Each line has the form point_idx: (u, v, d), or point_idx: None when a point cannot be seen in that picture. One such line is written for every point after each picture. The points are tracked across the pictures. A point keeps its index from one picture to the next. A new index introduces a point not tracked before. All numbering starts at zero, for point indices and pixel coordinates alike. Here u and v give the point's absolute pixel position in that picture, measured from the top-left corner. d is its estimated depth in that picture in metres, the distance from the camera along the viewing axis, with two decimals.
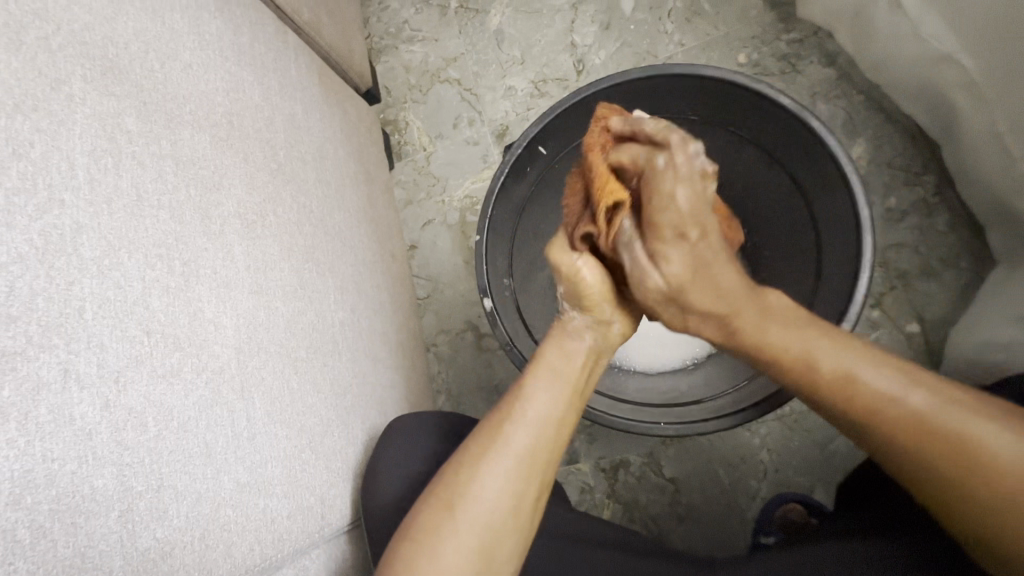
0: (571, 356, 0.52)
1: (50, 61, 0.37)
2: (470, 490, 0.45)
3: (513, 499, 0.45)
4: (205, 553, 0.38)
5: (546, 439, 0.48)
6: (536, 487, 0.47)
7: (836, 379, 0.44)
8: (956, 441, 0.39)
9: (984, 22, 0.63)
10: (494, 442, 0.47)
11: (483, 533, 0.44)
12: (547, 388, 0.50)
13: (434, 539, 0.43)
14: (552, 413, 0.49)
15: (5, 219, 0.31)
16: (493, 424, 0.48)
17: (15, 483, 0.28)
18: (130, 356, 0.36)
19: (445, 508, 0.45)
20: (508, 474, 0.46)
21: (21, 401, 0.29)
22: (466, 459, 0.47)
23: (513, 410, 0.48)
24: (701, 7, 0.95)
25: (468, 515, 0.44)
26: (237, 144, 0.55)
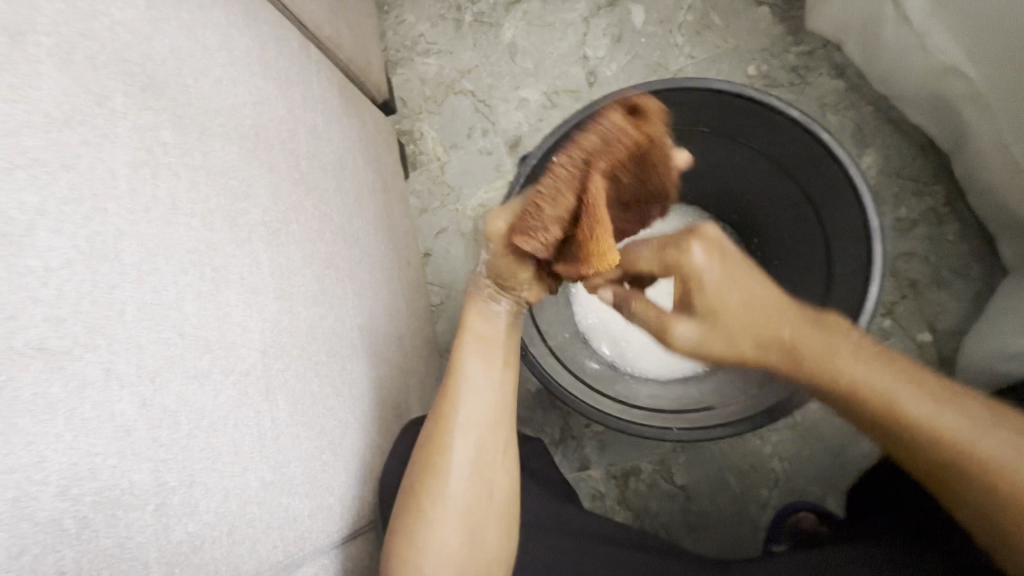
0: (494, 323, 0.57)
1: (95, 78, 0.39)
2: (431, 477, 0.51)
3: (473, 470, 0.52)
4: (232, 548, 0.39)
5: (492, 413, 0.54)
6: (490, 449, 0.53)
7: (883, 399, 0.49)
8: (959, 444, 0.47)
9: (990, 36, 0.64)
10: (441, 427, 0.53)
11: (460, 504, 0.51)
12: (482, 369, 0.55)
13: (417, 525, 0.50)
14: (493, 389, 0.54)
15: (55, 227, 0.33)
16: (437, 412, 0.54)
17: (62, 475, 0.30)
18: (166, 357, 0.38)
19: (417, 495, 0.51)
20: (462, 452, 0.52)
21: (67, 398, 0.31)
22: (425, 447, 0.53)
23: (455, 395, 0.54)
24: (711, 20, 0.96)
25: (437, 495, 0.51)
26: (263, 155, 0.57)
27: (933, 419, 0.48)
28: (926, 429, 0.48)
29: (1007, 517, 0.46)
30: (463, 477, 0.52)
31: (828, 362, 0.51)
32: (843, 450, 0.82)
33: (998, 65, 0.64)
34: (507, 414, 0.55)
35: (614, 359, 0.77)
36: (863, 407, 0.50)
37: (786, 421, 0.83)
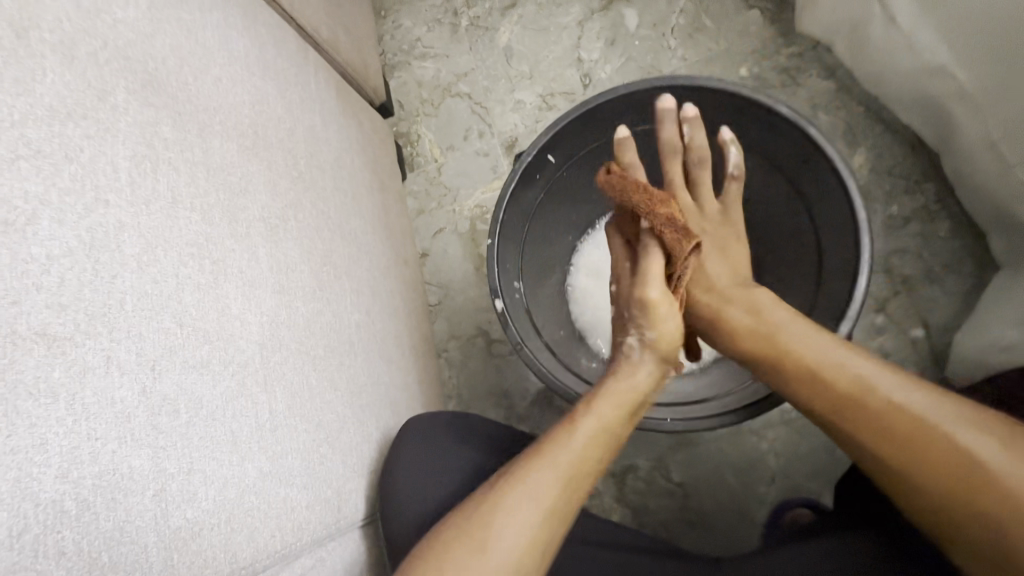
0: (608, 395, 0.55)
1: (98, 74, 0.40)
2: (486, 534, 0.46)
3: (530, 545, 0.46)
4: (230, 536, 0.40)
5: (573, 486, 0.49)
6: (558, 530, 0.48)
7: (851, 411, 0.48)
8: (894, 407, 0.46)
9: (975, 34, 0.65)
10: (515, 485, 0.48)
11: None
12: (579, 434, 0.51)
13: (454, 574, 0.44)
14: (577, 456, 0.50)
15: (57, 216, 0.34)
16: (520, 467, 0.50)
17: (63, 457, 0.30)
18: (165, 346, 0.39)
19: (462, 557, 0.45)
20: (529, 522, 0.47)
21: (68, 382, 0.32)
22: (489, 502, 0.48)
23: (545, 452, 0.50)
24: (704, 23, 0.98)
25: (483, 560, 0.44)
26: (262, 153, 0.58)
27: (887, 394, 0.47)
28: (869, 394, 0.48)
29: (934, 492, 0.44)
30: (518, 545, 0.45)
31: (786, 342, 0.54)
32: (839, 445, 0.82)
33: (984, 62, 0.65)
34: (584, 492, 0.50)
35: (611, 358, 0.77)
36: (815, 385, 0.51)
37: (782, 417, 0.84)
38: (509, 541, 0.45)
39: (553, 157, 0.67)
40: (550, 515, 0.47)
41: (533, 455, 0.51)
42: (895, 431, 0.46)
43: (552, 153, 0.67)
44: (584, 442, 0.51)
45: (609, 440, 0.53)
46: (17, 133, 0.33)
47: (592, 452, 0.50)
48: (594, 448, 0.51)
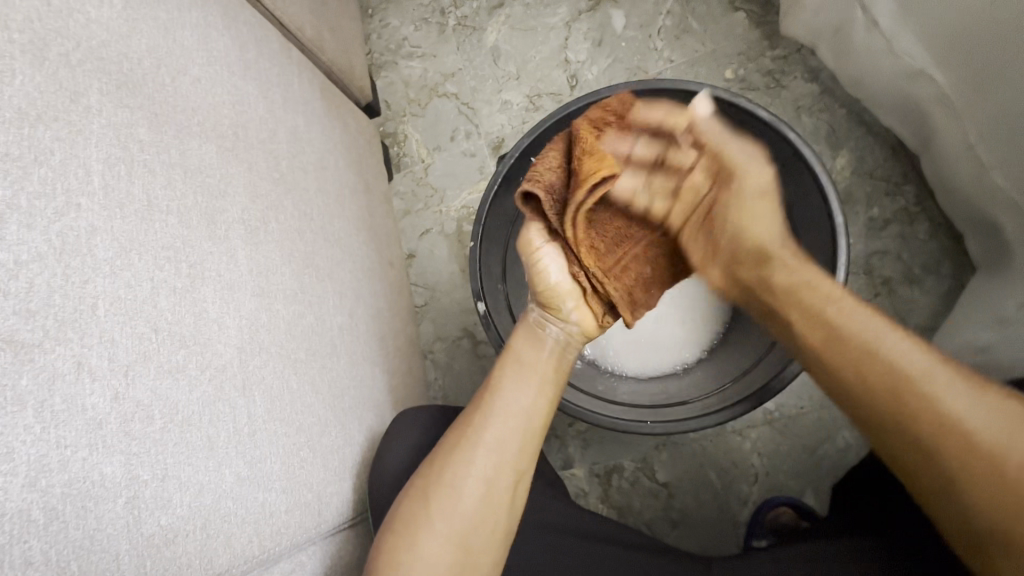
0: (538, 345, 0.56)
1: (70, 75, 0.40)
2: (443, 478, 0.51)
3: (487, 488, 0.51)
4: (206, 542, 0.39)
5: (521, 434, 0.53)
6: (507, 478, 0.52)
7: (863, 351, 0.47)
8: (924, 399, 0.44)
9: (948, 37, 0.66)
10: (464, 438, 0.52)
11: (457, 521, 0.49)
12: (518, 383, 0.54)
13: (412, 525, 0.49)
14: (522, 405, 0.54)
15: (26, 220, 0.34)
16: (466, 420, 0.54)
17: (30, 465, 0.30)
18: (139, 351, 0.38)
19: (429, 497, 0.50)
20: (480, 464, 0.51)
21: (37, 390, 0.31)
22: (445, 452, 0.52)
23: (485, 404, 0.54)
24: (689, 25, 0.99)
25: (443, 502, 0.50)
26: (243, 154, 0.57)
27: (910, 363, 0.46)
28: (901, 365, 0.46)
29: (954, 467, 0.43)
30: (477, 484, 0.51)
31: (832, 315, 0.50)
32: (820, 445, 0.83)
33: (960, 65, 0.66)
34: (534, 435, 0.54)
35: (595, 358, 0.77)
36: (838, 333, 0.49)
37: (765, 417, 0.85)
38: (462, 484, 0.50)
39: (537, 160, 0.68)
40: (496, 465, 0.51)
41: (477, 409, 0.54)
42: (918, 407, 0.44)
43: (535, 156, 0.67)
44: (523, 391, 0.54)
45: (550, 381, 0.56)
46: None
47: (529, 400, 0.53)
48: (533, 395, 0.54)
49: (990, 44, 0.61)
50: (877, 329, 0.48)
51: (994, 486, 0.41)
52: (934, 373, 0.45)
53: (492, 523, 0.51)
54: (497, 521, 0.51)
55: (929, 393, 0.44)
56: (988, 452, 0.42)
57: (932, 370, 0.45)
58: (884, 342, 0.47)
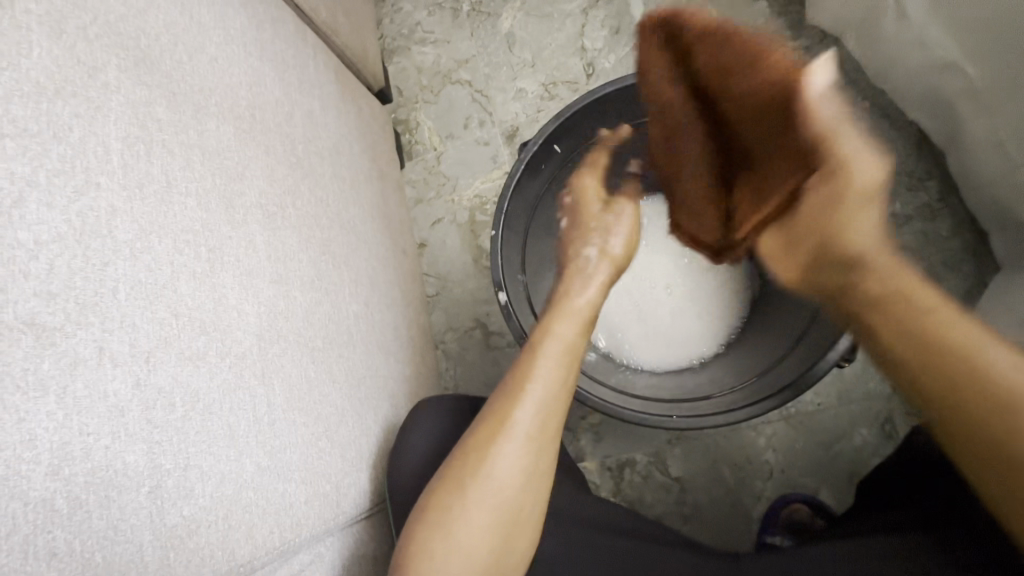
0: (570, 324, 0.55)
1: (87, 50, 0.38)
2: (479, 470, 0.48)
3: (526, 471, 0.48)
4: (228, 533, 0.38)
5: (556, 412, 0.51)
6: (544, 461, 0.49)
7: (889, 291, 0.51)
8: (946, 340, 0.47)
9: (983, 30, 0.65)
10: (497, 423, 0.49)
11: (496, 507, 0.47)
12: (550, 363, 0.52)
13: (448, 516, 0.46)
14: (555, 385, 0.51)
15: (46, 199, 0.32)
16: (498, 406, 0.50)
17: (53, 454, 0.29)
18: (160, 337, 0.37)
19: (467, 487, 0.47)
20: (517, 451, 0.48)
21: (59, 375, 0.30)
22: (478, 440, 0.49)
23: (520, 388, 0.50)
24: (710, 13, 0.97)
25: (479, 490, 0.47)
26: (259, 137, 0.56)
27: (939, 309, 0.49)
28: (927, 319, 0.49)
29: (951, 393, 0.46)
30: (516, 469, 0.48)
31: (879, 276, 0.53)
32: (837, 441, 0.82)
33: (993, 59, 0.65)
34: (563, 413, 0.52)
35: (611, 352, 0.76)
36: (880, 300, 0.52)
37: (781, 413, 0.84)
38: (499, 474, 0.47)
39: (559, 148, 0.66)
40: (533, 448, 0.49)
41: (510, 392, 0.51)
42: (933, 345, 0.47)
43: (558, 144, 0.66)
44: (551, 371, 0.51)
45: (575, 359, 0.53)
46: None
47: (562, 378, 0.51)
48: (567, 374, 0.52)
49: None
50: (943, 310, 0.48)
51: (984, 404, 0.44)
52: (990, 351, 0.45)
53: (528, 504, 0.48)
54: (534, 504, 0.49)
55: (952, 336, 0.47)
56: (985, 380, 0.44)
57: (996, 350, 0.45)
58: (950, 323, 0.48)
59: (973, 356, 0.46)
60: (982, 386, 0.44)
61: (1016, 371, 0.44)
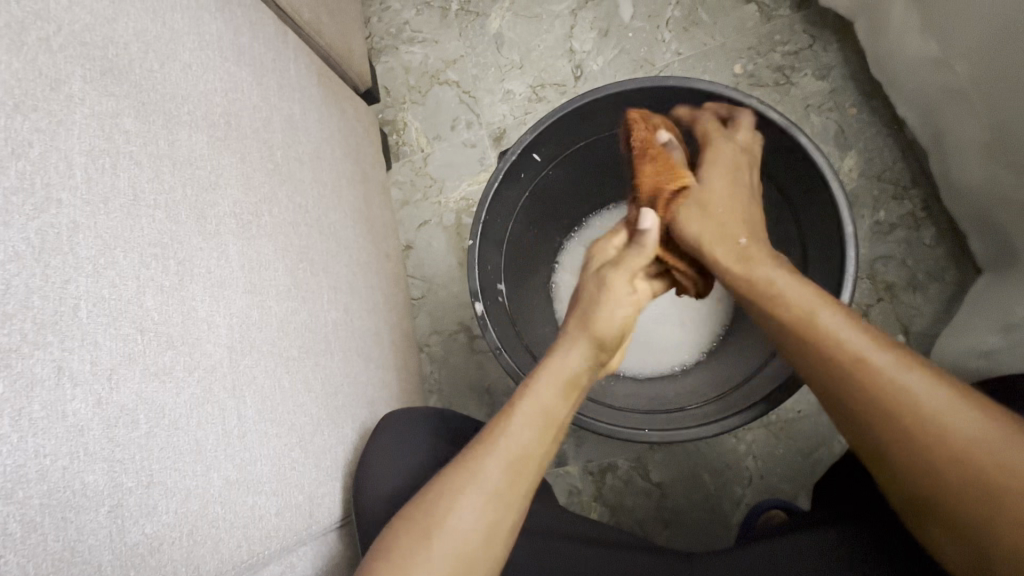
0: (568, 363, 0.50)
1: (50, 62, 0.38)
2: (452, 513, 0.43)
3: (493, 528, 0.44)
4: (193, 548, 0.38)
5: (535, 463, 0.47)
6: (519, 513, 0.45)
7: (825, 336, 0.45)
8: (914, 411, 0.41)
9: (973, 28, 0.65)
10: (481, 461, 0.45)
11: (460, 568, 0.42)
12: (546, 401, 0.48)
13: (406, 564, 0.41)
14: (541, 434, 0.47)
15: (4, 217, 0.32)
16: (483, 442, 0.46)
17: (7, 478, 0.29)
18: (123, 354, 0.37)
19: (457, 493, 0.44)
20: (497, 498, 0.44)
21: (14, 397, 0.30)
22: (478, 442, 0.47)
23: (508, 423, 0.47)
24: (699, 16, 0.96)
25: (449, 538, 0.42)
26: (235, 144, 0.55)
27: (893, 367, 0.43)
28: (868, 369, 0.43)
29: (938, 435, 0.40)
30: (477, 532, 0.43)
31: (823, 333, 0.46)
32: (816, 449, 0.83)
33: (980, 59, 0.65)
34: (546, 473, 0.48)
35: None
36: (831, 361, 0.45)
37: (762, 420, 0.84)
38: (469, 524, 0.43)
39: (539, 156, 0.66)
40: (511, 495, 0.45)
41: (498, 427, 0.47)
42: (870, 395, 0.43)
43: (537, 152, 0.66)
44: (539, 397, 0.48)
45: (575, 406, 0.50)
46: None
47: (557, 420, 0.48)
48: (559, 422, 0.49)
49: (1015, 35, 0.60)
50: (849, 335, 0.45)
51: (962, 461, 0.39)
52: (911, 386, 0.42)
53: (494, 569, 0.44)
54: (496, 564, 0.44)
55: (902, 398, 0.42)
56: (949, 445, 0.40)
57: (907, 377, 0.42)
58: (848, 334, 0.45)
59: (905, 387, 0.42)
60: (962, 450, 0.39)
61: (960, 417, 0.40)
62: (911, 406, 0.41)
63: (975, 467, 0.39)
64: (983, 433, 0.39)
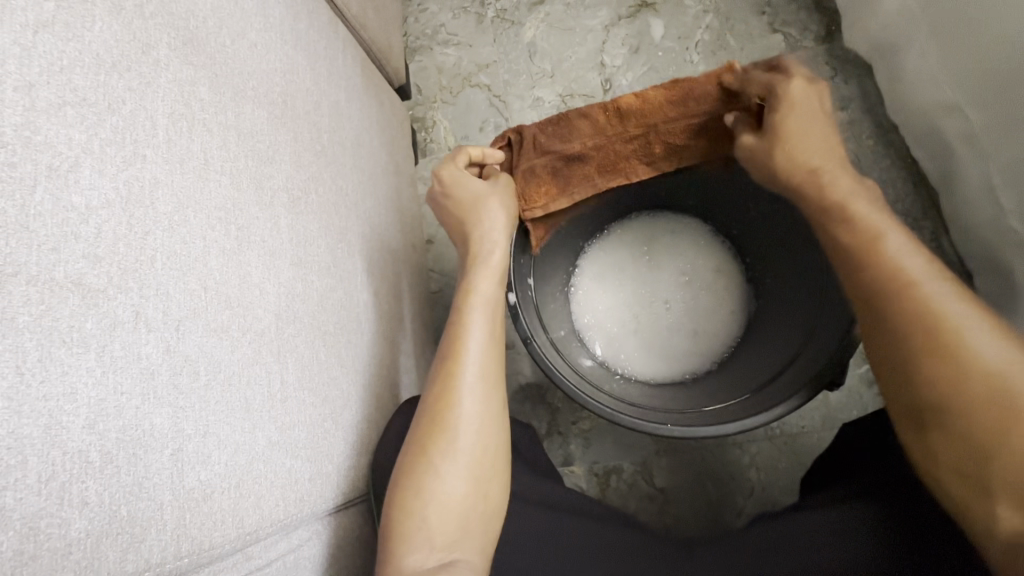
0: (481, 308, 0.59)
1: (142, 27, 0.40)
2: (433, 459, 0.51)
3: (481, 450, 0.53)
4: (238, 501, 0.40)
5: (488, 388, 0.55)
6: (498, 429, 0.55)
7: (900, 273, 0.47)
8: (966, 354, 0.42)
9: (983, 78, 0.69)
10: (438, 412, 0.53)
11: (469, 494, 0.51)
12: (476, 336, 0.57)
13: (413, 511, 0.49)
14: (482, 363, 0.56)
15: (98, 165, 0.34)
16: (433, 399, 0.54)
17: (91, 409, 0.30)
18: (190, 307, 0.38)
19: (446, 391, 0.54)
20: (472, 430, 0.53)
21: (99, 334, 0.31)
22: (444, 386, 0.54)
23: (450, 376, 0.55)
24: (727, 41, 1.00)
25: (444, 474, 0.51)
26: (290, 123, 0.57)
27: (957, 312, 0.44)
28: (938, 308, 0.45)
29: (983, 380, 0.41)
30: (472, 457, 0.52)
31: (902, 271, 0.47)
32: None
33: (991, 108, 0.69)
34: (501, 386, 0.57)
35: (608, 361, 0.79)
36: (903, 291, 0.46)
37: (767, 433, 0.86)
38: (457, 457, 0.51)
39: None
40: (486, 420, 0.54)
41: (444, 379, 0.55)
42: (919, 327, 0.45)
43: None
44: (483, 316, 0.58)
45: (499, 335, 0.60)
46: (84, 92, 0.34)
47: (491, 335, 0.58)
48: (493, 348, 0.58)
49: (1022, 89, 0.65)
50: (923, 277, 0.46)
51: (990, 411, 0.41)
52: (973, 332, 0.43)
53: (494, 484, 0.53)
54: (497, 474, 0.54)
55: (957, 340, 0.43)
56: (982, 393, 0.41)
57: (972, 330, 0.43)
58: (925, 276, 0.47)
59: (965, 333, 0.43)
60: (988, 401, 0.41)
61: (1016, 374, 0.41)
62: (961, 349, 0.43)
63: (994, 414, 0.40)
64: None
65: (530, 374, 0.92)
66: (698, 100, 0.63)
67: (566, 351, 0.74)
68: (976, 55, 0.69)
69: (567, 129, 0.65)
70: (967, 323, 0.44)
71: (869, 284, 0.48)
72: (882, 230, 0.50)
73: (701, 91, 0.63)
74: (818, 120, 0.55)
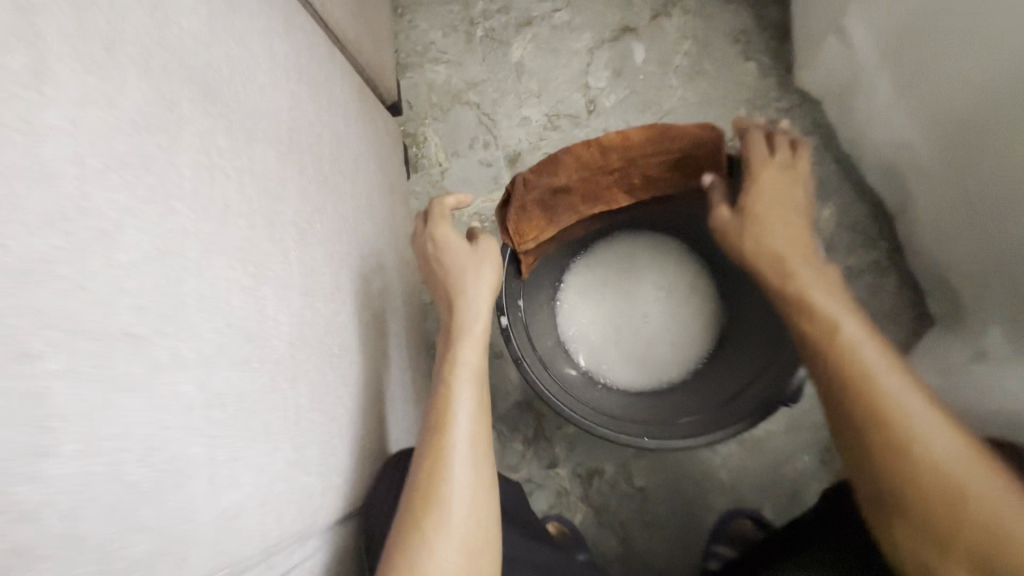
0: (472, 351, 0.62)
1: (169, 86, 0.43)
2: (430, 504, 0.50)
3: (475, 489, 0.52)
4: (264, 516, 0.44)
5: (479, 426, 0.57)
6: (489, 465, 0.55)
7: (846, 342, 0.52)
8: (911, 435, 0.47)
9: (933, 119, 0.76)
10: (434, 454, 0.53)
11: (467, 534, 0.49)
12: (465, 381, 0.59)
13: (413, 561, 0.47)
14: (473, 405, 0.58)
15: (138, 223, 0.38)
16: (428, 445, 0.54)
17: (143, 445, 0.34)
18: (218, 344, 0.43)
19: (437, 470, 0.52)
20: (466, 469, 0.53)
21: (146, 377, 0.36)
22: (432, 429, 0.56)
23: (445, 420, 0.56)
24: (704, 66, 1.05)
25: (441, 517, 0.49)
26: (295, 158, 0.61)
27: (890, 385, 0.49)
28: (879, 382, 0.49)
29: (921, 452, 0.46)
30: (469, 496, 0.52)
31: (848, 343, 0.52)
32: (783, 465, 0.92)
33: (939, 147, 0.76)
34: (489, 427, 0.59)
35: (592, 371, 0.85)
36: (847, 364, 0.51)
37: (736, 436, 0.93)
38: (452, 498, 0.51)
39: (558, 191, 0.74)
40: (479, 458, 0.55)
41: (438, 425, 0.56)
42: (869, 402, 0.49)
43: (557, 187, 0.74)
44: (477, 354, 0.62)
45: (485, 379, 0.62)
46: (126, 152, 0.37)
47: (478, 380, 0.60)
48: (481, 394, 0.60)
49: (966, 135, 0.71)
50: (867, 349, 0.51)
51: (932, 484, 0.45)
52: (916, 411, 0.48)
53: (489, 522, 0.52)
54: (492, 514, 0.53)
55: (898, 414, 0.48)
56: (932, 475, 0.45)
57: (910, 400, 0.48)
58: (870, 351, 0.51)
59: (902, 404, 0.48)
60: (939, 482, 0.45)
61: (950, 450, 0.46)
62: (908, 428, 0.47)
63: (945, 498, 0.45)
64: (970, 475, 0.44)
65: (518, 382, 0.98)
66: (680, 143, 0.67)
67: (553, 365, 0.80)
68: (945, 99, 0.73)
69: (554, 165, 0.67)
70: (925, 420, 0.47)
71: (831, 370, 0.52)
72: (828, 301, 0.55)
73: (686, 134, 0.67)
74: (790, 197, 0.63)
